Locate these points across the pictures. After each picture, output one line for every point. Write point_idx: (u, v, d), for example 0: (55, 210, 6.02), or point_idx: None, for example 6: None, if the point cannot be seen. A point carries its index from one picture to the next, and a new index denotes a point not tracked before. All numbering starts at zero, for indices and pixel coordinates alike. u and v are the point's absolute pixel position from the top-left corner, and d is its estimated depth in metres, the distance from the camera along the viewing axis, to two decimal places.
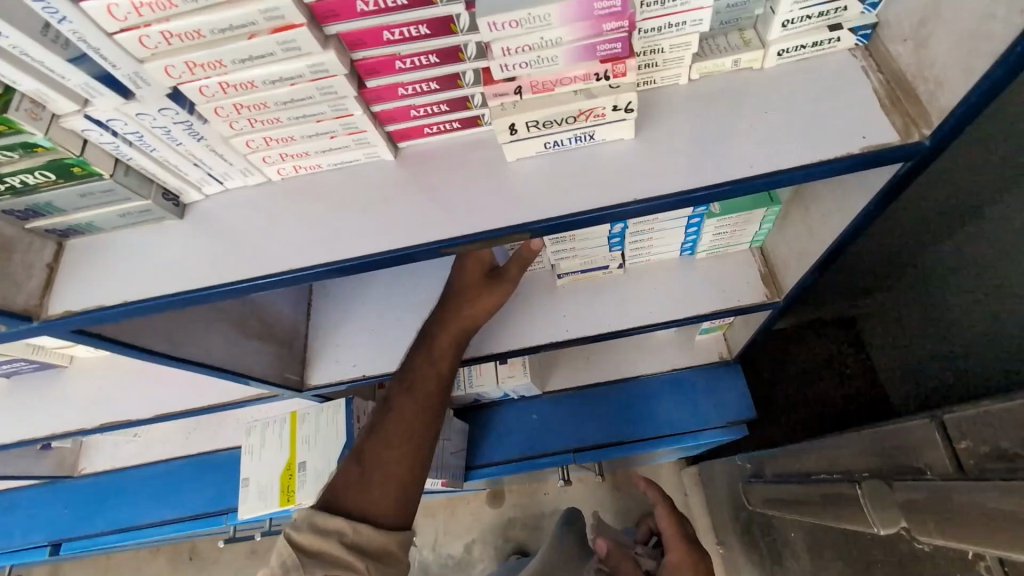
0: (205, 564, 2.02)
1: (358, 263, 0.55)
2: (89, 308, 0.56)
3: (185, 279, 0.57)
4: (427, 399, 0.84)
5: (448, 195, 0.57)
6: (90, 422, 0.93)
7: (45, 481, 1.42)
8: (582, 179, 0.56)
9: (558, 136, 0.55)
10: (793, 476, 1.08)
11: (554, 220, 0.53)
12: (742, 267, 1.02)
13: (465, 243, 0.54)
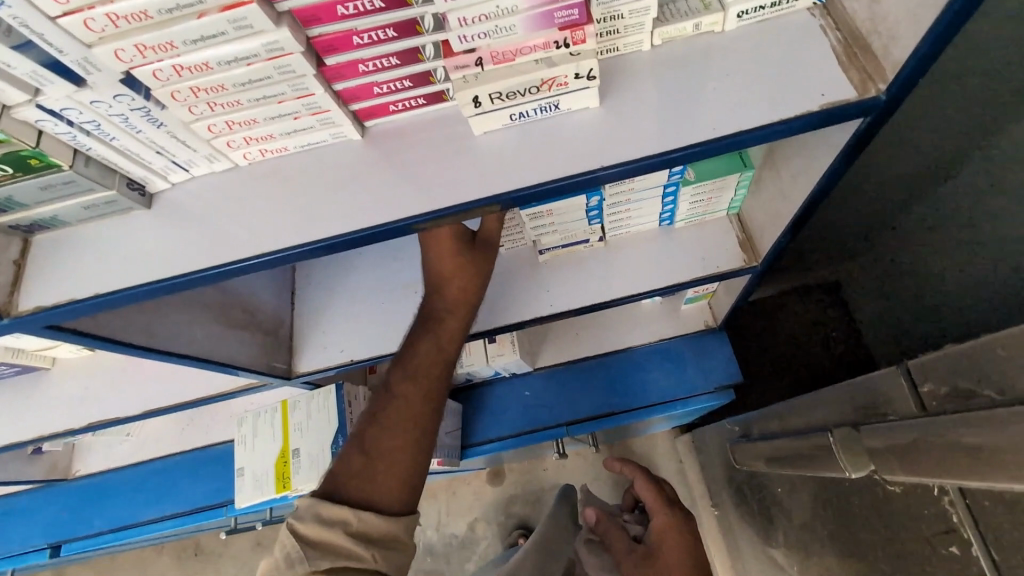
0: (210, 559, 2.04)
1: (347, 239, 0.55)
2: (60, 302, 0.55)
3: (157, 269, 0.56)
4: (433, 383, 0.84)
5: (420, 171, 0.57)
6: (78, 422, 0.93)
7: (40, 485, 1.42)
8: (551, 150, 0.56)
9: (524, 107, 0.55)
10: (776, 435, 1.12)
11: (525, 191, 0.54)
12: (720, 233, 1.04)
13: (448, 215, 0.54)
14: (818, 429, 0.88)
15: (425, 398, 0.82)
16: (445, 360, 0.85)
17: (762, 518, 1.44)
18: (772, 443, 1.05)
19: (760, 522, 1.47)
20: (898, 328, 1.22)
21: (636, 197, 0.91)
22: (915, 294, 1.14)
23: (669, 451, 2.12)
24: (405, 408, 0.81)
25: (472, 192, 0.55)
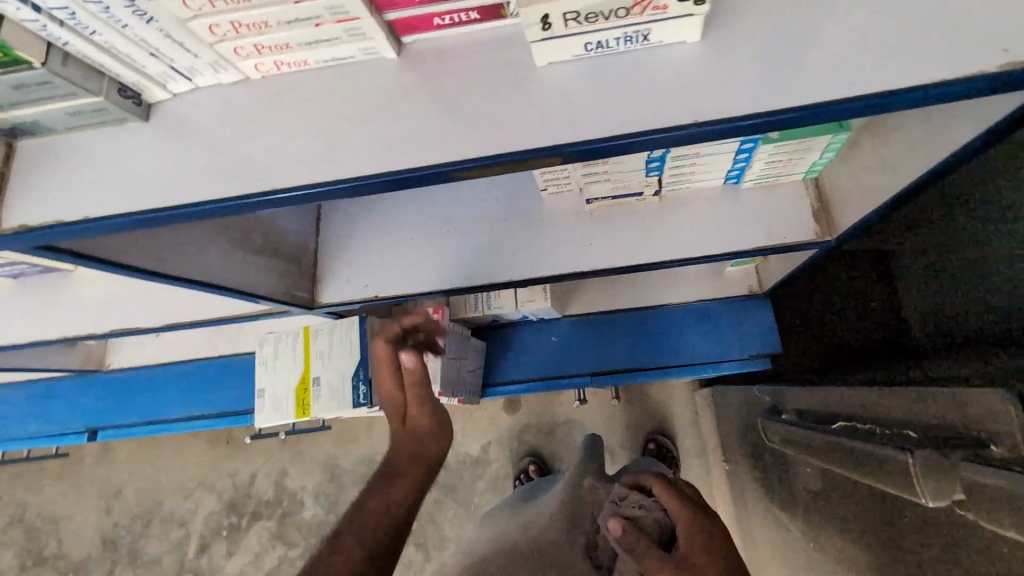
0: (237, 451, 2.18)
1: (382, 180, 0.48)
2: (48, 223, 0.51)
3: (154, 196, 0.51)
4: (395, 490, 0.68)
5: (465, 106, 0.48)
6: (102, 327, 0.95)
7: (75, 375, 1.49)
8: (628, 96, 0.46)
9: (601, 36, 0.44)
10: (822, 422, 1.07)
11: (591, 145, 0.44)
12: (795, 201, 0.92)
13: (505, 162, 0.46)
14: (881, 431, 0.80)
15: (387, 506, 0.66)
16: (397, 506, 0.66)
17: (777, 488, 1.43)
18: (812, 436, 1.00)
19: (772, 490, 1.46)
20: (932, 310, 1.16)
21: (706, 153, 0.81)
22: (959, 280, 1.07)
23: (684, 400, 2.07)
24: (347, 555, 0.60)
25: (523, 140, 0.46)
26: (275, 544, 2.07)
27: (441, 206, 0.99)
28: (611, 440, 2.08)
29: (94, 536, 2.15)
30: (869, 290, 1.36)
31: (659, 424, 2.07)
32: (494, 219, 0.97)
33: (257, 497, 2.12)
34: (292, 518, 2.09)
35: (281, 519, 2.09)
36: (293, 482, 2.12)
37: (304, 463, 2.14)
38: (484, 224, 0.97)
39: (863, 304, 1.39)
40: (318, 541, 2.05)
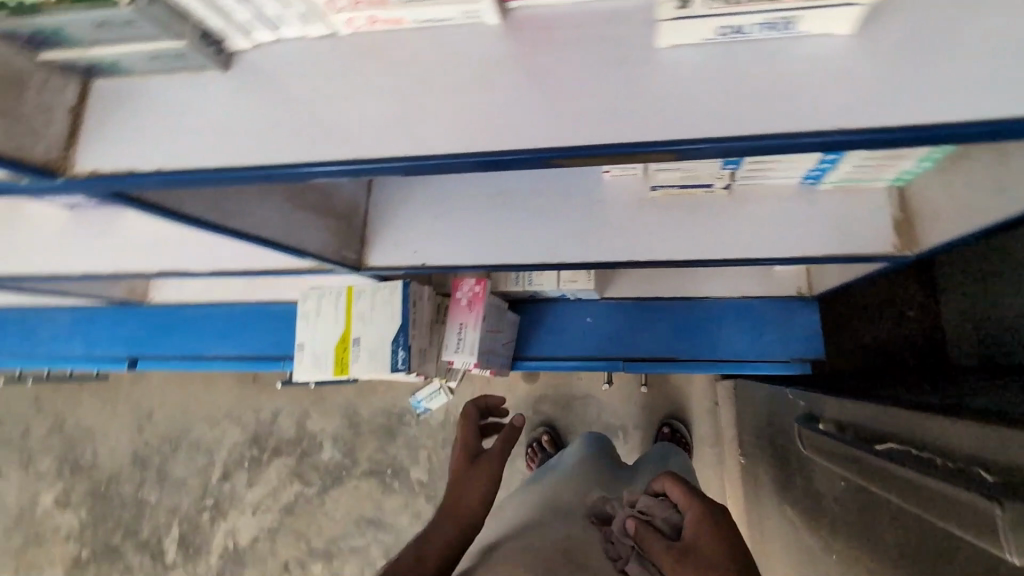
0: (263, 389, 2.25)
1: (477, 161, 0.46)
2: (120, 171, 0.49)
3: (232, 152, 0.49)
4: (427, 544, 0.80)
5: (581, 87, 0.47)
6: (153, 267, 0.98)
7: (121, 305, 1.53)
8: (764, 90, 0.44)
9: (742, 20, 0.43)
10: (865, 442, 0.99)
11: (714, 144, 0.43)
12: (874, 208, 0.86)
13: (607, 155, 0.45)
14: (940, 461, 0.76)
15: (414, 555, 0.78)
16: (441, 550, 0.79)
17: (796, 488, 1.39)
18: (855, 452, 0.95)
19: (789, 488, 1.44)
20: (979, 323, 1.18)
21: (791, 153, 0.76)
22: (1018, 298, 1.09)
23: (703, 389, 2.05)
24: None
25: (639, 132, 0.45)
26: (292, 480, 2.15)
27: (496, 177, 0.94)
28: (627, 421, 2.07)
29: (125, 453, 2.26)
30: (904, 294, 1.37)
31: (677, 411, 2.06)
32: (550, 196, 0.92)
33: (279, 434, 2.20)
34: (311, 459, 2.16)
35: (300, 457, 2.17)
36: (314, 424, 2.19)
37: (326, 406, 2.20)
38: (538, 200, 0.92)
39: (893, 307, 1.39)
40: (333, 482, 2.13)
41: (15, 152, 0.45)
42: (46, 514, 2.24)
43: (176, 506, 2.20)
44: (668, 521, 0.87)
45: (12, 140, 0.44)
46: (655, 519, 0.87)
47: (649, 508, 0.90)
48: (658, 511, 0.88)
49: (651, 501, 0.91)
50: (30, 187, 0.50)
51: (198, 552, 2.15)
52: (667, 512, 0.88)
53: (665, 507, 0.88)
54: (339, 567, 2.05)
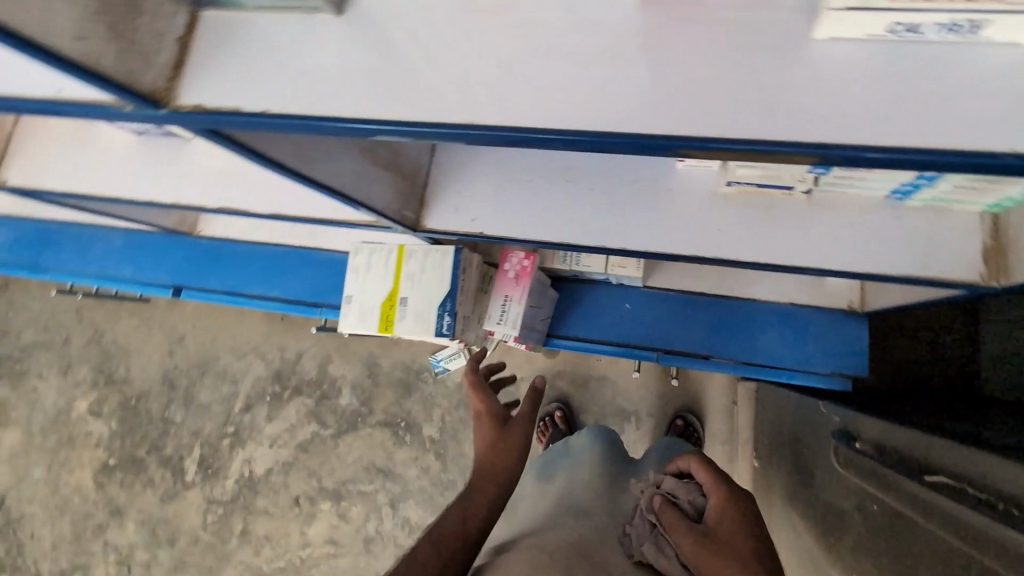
0: (290, 329, 2.30)
1: (594, 141, 0.45)
2: (223, 109, 0.49)
3: (337, 102, 0.48)
4: (469, 508, 0.77)
5: (718, 74, 0.44)
6: (212, 203, 1.01)
7: (170, 233, 1.56)
8: (930, 100, 0.41)
9: (922, 19, 0.39)
10: (910, 470, 0.96)
11: (853, 153, 0.41)
12: (962, 233, 0.81)
13: (738, 150, 0.43)
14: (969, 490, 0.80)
15: (460, 522, 0.75)
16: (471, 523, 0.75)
17: (814, 501, 1.36)
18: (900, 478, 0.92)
19: (805, 498, 1.42)
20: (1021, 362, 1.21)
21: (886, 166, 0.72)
22: None
23: (722, 386, 2.02)
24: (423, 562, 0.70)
25: (774, 130, 0.42)
26: (310, 420, 2.22)
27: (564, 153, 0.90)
28: (642, 408, 2.07)
29: (156, 373, 2.36)
30: (945, 318, 1.38)
31: (693, 405, 2.03)
32: (620, 180, 0.89)
33: (301, 375, 2.26)
34: (329, 402, 2.22)
35: (319, 399, 2.23)
36: (335, 369, 2.24)
37: (348, 353, 2.24)
38: (608, 183, 0.89)
39: (931, 327, 1.40)
40: (348, 428, 2.19)
41: (126, 79, 0.45)
42: (79, 420, 2.36)
43: (199, 429, 2.30)
44: (694, 504, 0.85)
45: (123, 65, 0.45)
46: (681, 501, 0.86)
47: (673, 490, 0.89)
48: (683, 493, 0.87)
49: (676, 483, 0.90)
50: (134, 114, 0.50)
51: (216, 475, 2.25)
52: (692, 495, 0.86)
53: (690, 489, 0.87)
54: (346, 508, 2.13)
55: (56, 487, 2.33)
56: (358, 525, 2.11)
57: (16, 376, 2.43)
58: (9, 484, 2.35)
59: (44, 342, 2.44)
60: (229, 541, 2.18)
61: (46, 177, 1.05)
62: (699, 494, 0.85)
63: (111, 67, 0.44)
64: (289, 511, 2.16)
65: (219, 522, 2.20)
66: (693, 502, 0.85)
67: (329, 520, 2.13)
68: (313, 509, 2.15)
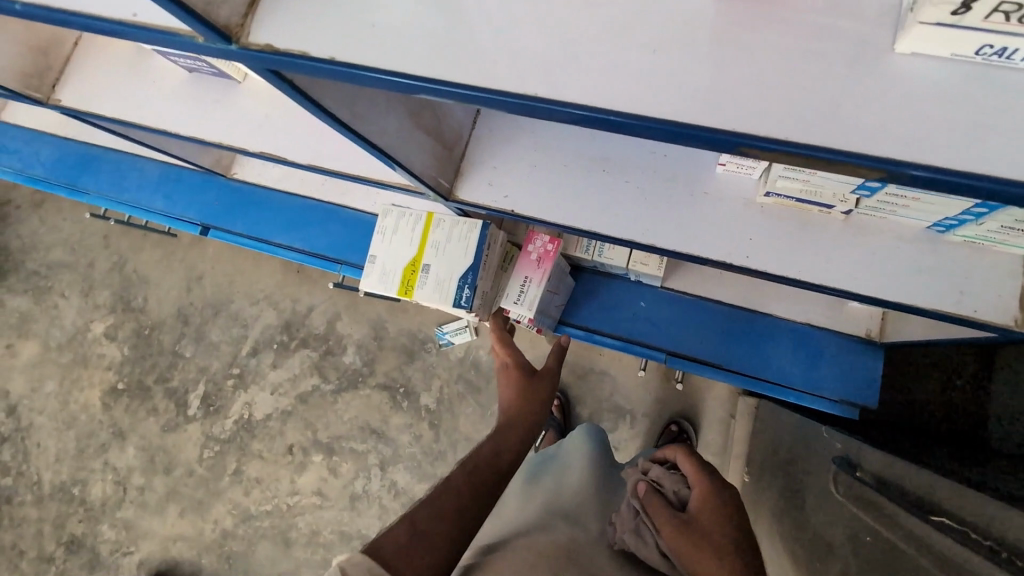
0: (305, 282, 2.34)
1: (653, 127, 0.45)
2: (292, 53, 0.49)
3: (401, 58, 0.49)
4: (501, 444, 0.78)
5: (790, 76, 0.43)
6: (252, 147, 1.01)
7: (204, 172, 1.59)
8: (1008, 128, 0.40)
9: (1018, 43, 0.38)
10: (916, 507, 0.97)
11: (919, 170, 0.40)
12: (1003, 276, 0.80)
13: (801, 155, 0.42)
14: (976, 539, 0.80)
15: (494, 454, 0.76)
16: (502, 457, 0.76)
17: (803, 526, 1.37)
18: (906, 515, 0.96)
19: (793, 519, 1.43)
20: None
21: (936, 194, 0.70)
22: None
23: (723, 397, 2.02)
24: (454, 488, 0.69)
25: (838, 138, 0.42)
26: (312, 374, 2.26)
27: (607, 141, 0.90)
28: (638, 408, 2.07)
29: (172, 307, 2.41)
30: None
31: (691, 411, 2.04)
32: (658, 176, 0.88)
33: (310, 328, 2.30)
34: (333, 358, 2.26)
35: (324, 354, 2.27)
36: (344, 327, 2.27)
37: (358, 313, 2.27)
38: (647, 177, 0.88)
39: None
40: (348, 385, 2.23)
41: (204, 10, 0.47)
42: (94, 341, 2.43)
43: (206, 367, 2.35)
44: (678, 494, 0.86)
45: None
46: (665, 489, 0.88)
47: (659, 478, 0.90)
48: (668, 482, 0.88)
49: (662, 472, 0.91)
50: (205, 46, 0.50)
51: (217, 413, 2.31)
52: (677, 485, 0.87)
53: (675, 478, 0.88)
54: (337, 463, 2.18)
55: (65, 403, 2.41)
56: (346, 481, 2.16)
57: (38, 290, 2.50)
58: (22, 393, 2.44)
59: (68, 262, 2.50)
60: (222, 478, 2.25)
61: (95, 102, 1.07)
62: (684, 485, 0.86)
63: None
64: (282, 458, 2.22)
65: (215, 459, 2.27)
66: (676, 493, 0.86)
67: (319, 472, 2.19)
68: (305, 460, 2.20)
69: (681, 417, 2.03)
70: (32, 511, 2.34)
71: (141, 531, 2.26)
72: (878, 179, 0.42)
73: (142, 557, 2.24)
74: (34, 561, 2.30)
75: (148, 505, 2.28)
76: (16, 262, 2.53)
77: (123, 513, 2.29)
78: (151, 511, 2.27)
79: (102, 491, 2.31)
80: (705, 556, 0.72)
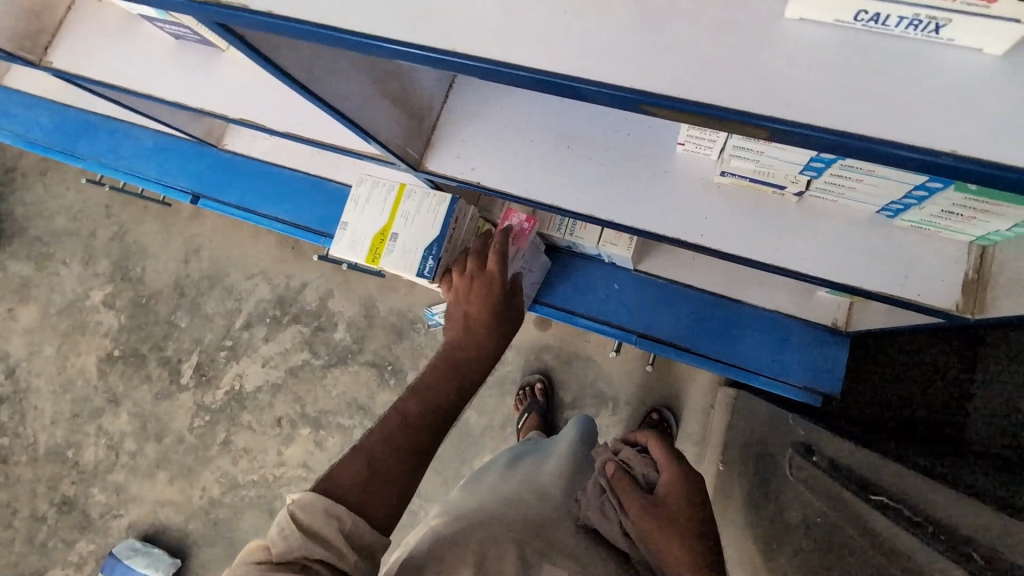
0: (300, 259, 2.37)
1: (567, 84, 0.48)
2: (231, 4, 0.53)
3: (334, 12, 0.52)
4: (463, 372, 0.80)
5: (704, 42, 0.46)
6: (233, 113, 1.05)
7: (197, 142, 1.61)
8: (886, 89, 0.44)
9: (888, 9, 0.42)
10: (858, 489, 0.99)
11: (808, 131, 0.43)
12: (945, 261, 0.83)
13: (696, 114, 0.45)
14: (931, 530, 0.76)
15: (455, 394, 0.76)
16: (463, 377, 0.79)
17: (767, 514, 1.41)
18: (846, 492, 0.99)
19: (760, 505, 1.47)
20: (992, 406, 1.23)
21: (881, 174, 0.73)
22: None
23: (704, 386, 2.05)
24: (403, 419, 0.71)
25: (742, 99, 0.45)
26: (303, 348, 2.31)
27: (569, 116, 0.93)
28: (620, 395, 2.11)
29: (169, 278, 2.45)
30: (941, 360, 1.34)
31: (670, 398, 2.08)
32: (622, 152, 0.91)
33: (302, 304, 2.34)
34: (324, 335, 2.30)
35: (315, 330, 2.31)
36: (335, 304, 2.31)
37: (350, 290, 2.31)
38: (609, 154, 0.91)
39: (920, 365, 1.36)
40: (338, 361, 2.27)
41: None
42: (92, 309, 2.47)
43: (200, 338, 2.39)
44: (646, 477, 0.86)
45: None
46: (634, 472, 0.87)
47: (629, 459, 0.89)
48: (638, 465, 0.88)
49: (633, 453, 0.90)
50: None
51: (209, 383, 2.36)
52: (646, 468, 0.87)
53: (645, 462, 0.87)
54: (323, 437, 2.23)
55: (63, 367, 2.45)
56: (331, 454, 2.21)
57: (39, 256, 2.54)
58: (20, 356, 2.49)
59: (70, 230, 2.53)
60: (211, 447, 2.30)
61: (81, 62, 1.08)
62: (653, 469, 0.86)
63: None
64: (270, 430, 2.27)
65: (205, 428, 2.32)
66: (645, 476, 0.86)
67: (306, 445, 2.24)
68: (292, 432, 2.26)
69: (660, 403, 2.06)
70: (27, 471, 2.40)
71: (132, 495, 2.32)
72: (768, 138, 0.46)
73: (131, 520, 2.30)
74: (27, 519, 2.36)
75: (139, 471, 2.33)
76: (17, 228, 2.56)
77: (114, 477, 2.34)
78: (142, 476, 2.33)
79: (95, 455, 2.37)
80: (666, 535, 0.77)
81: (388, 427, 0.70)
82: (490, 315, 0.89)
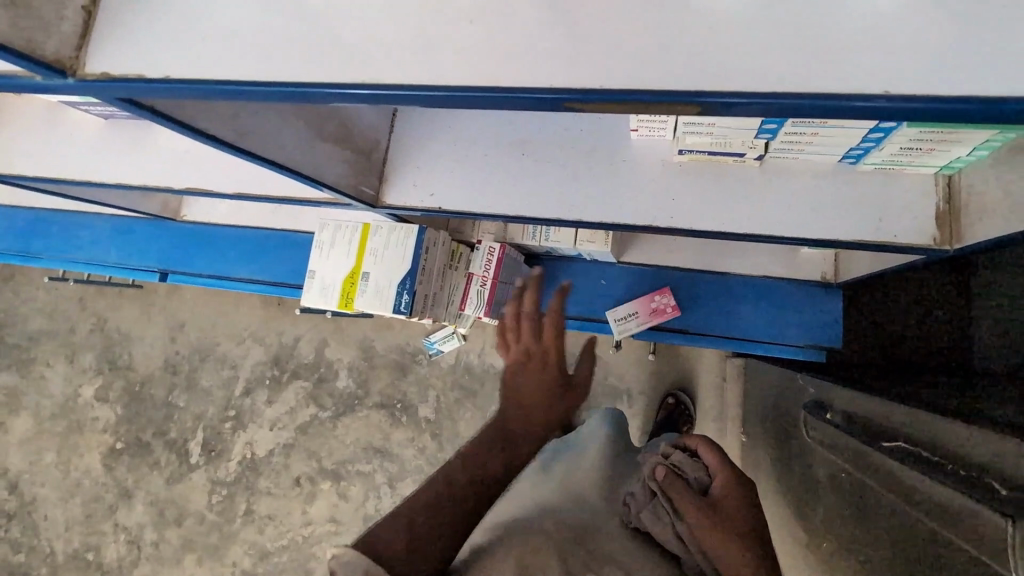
0: (287, 314, 2.34)
1: (476, 95, 0.49)
2: (129, 76, 0.53)
3: (246, 62, 0.53)
4: (511, 455, 0.78)
5: (619, 25, 0.47)
6: (178, 184, 1.04)
7: (154, 219, 1.59)
8: (799, 33, 0.45)
9: None
10: (878, 439, 0.96)
11: (743, 99, 0.45)
12: (917, 196, 0.82)
13: (607, 98, 0.47)
14: (952, 469, 0.74)
15: (501, 469, 0.76)
16: (507, 454, 0.77)
17: (797, 479, 1.38)
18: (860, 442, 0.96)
19: (789, 471, 1.43)
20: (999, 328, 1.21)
21: (835, 124, 0.72)
22: None
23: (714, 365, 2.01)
24: (448, 489, 0.72)
25: (660, 75, 0.46)
26: (308, 404, 2.27)
27: (519, 122, 0.93)
28: (633, 386, 2.08)
29: (159, 359, 2.41)
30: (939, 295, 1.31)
31: (682, 381, 2.05)
32: (577, 152, 0.90)
33: (299, 359, 2.30)
34: (326, 385, 2.26)
35: (317, 383, 2.27)
36: (332, 352, 2.28)
37: (344, 337, 2.28)
38: (564, 153, 0.90)
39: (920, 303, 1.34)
40: (346, 410, 2.23)
41: (26, 46, 0.49)
42: (86, 406, 2.42)
43: (202, 413, 2.35)
44: (698, 481, 0.85)
45: (20, 33, 0.49)
46: (686, 475, 0.86)
47: (679, 462, 0.88)
48: (690, 469, 0.86)
49: (684, 457, 0.88)
50: (43, 84, 0.54)
51: (219, 457, 2.31)
52: (699, 472, 0.85)
53: (697, 466, 0.86)
54: (345, 488, 2.18)
55: (67, 470, 2.40)
56: (357, 504, 2.16)
57: (24, 364, 2.49)
58: (22, 467, 2.43)
59: (49, 331, 2.49)
60: (234, 520, 2.25)
61: (15, 161, 1.08)
62: (706, 473, 0.85)
63: (5, 34, 0.48)
64: (291, 491, 2.22)
65: (224, 502, 2.27)
66: (698, 481, 0.84)
67: (329, 499, 2.19)
68: (314, 489, 2.21)
69: (674, 388, 2.03)
70: None
71: None
72: (697, 113, 0.47)
73: None
74: None
75: (164, 559, 2.27)
76: None
77: (140, 571, 2.28)
78: (168, 564, 2.27)
79: (116, 552, 2.31)
80: (728, 539, 0.73)
81: (431, 495, 0.72)
82: (544, 390, 0.84)
